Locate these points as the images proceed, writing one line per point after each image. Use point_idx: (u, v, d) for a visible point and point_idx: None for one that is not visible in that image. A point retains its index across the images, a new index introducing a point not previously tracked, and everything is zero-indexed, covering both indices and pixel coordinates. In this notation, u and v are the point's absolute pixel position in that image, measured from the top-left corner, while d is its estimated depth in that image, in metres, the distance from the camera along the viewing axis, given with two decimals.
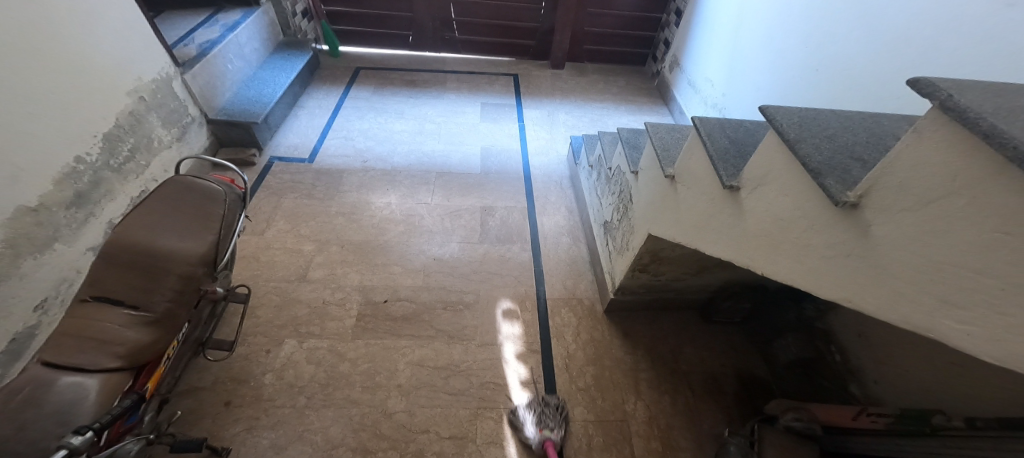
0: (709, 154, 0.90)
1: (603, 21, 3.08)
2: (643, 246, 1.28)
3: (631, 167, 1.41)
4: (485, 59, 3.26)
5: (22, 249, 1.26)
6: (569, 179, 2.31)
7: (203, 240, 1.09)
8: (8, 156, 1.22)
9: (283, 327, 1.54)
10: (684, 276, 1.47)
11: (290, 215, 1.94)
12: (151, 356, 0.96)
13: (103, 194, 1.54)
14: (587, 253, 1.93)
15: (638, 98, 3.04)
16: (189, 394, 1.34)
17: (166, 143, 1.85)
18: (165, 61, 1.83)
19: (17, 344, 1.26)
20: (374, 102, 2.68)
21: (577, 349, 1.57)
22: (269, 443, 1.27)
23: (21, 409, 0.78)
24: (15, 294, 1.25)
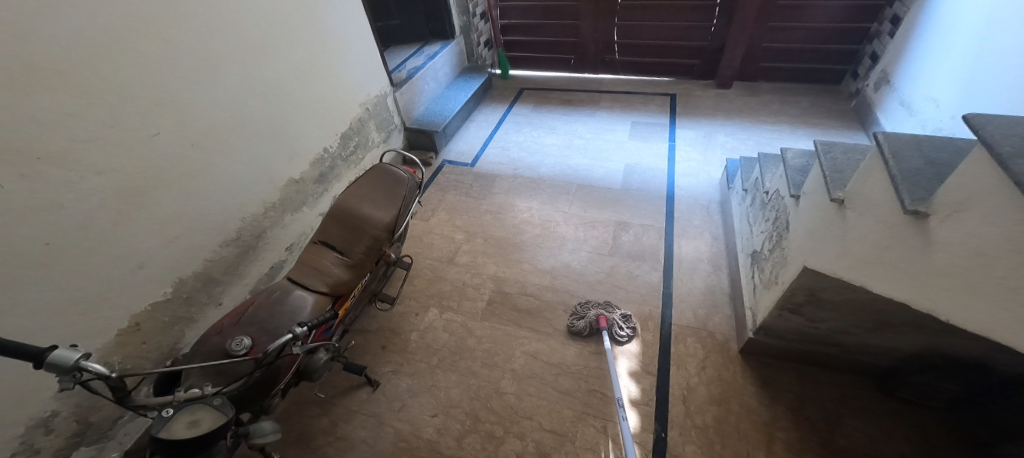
0: (891, 174, 0.75)
1: (788, 35, 2.74)
2: (796, 280, 1.12)
3: (793, 190, 1.24)
4: (642, 79, 3.26)
5: (286, 206, 1.86)
6: (719, 204, 2.12)
7: (388, 212, 1.41)
8: (290, 144, 1.82)
9: (431, 297, 1.85)
10: (855, 328, 1.20)
11: (450, 208, 2.31)
12: (345, 291, 1.28)
13: (335, 176, 2.14)
14: (728, 285, 1.74)
15: (824, 121, 2.58)
16: (361, 332, 1.73)
17: (377, 143, 2.43)
18: (386, 83, 2.42)
19: (274, 270, 1.85)
20: (532, 118, 2.97)
21: (699, 384, 1.44)
22: (406, 387, 1.54)
23: (274, 304, 1.16)
24: (279, 236, 1.84)
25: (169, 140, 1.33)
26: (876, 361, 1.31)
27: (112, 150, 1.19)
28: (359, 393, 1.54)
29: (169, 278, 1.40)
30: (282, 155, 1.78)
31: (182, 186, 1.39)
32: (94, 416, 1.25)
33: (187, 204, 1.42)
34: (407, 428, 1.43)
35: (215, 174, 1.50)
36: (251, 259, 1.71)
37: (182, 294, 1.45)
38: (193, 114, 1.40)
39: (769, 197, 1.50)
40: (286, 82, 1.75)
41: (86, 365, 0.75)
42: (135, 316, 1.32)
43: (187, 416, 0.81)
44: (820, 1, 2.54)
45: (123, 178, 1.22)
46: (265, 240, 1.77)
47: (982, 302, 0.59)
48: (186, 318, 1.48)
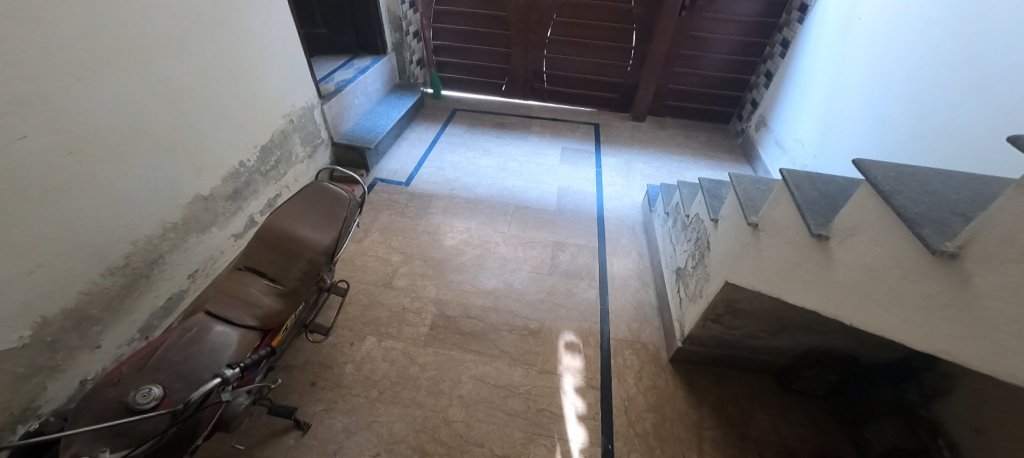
0: (798, 203, 0.94)
1: (688, 80, 3.18)
2: (718, 293, 1.28)
3: (712, 215, 1.44)
4: (568, 108, 3.50)
5: (191, 227, 1.61)
6: (642, 225, 2.34)
7: (327, 234, 1.31)
8: (199, 155, 1.59)
9: (367, 325, 1.72)
10: (761, 333, 1.40)
11: (384, 228, 2.20)
12: (276, 323, 1.16)
13: (251, 193, 1.91)
14: (655, 299, 1.92)
15: (719, 155, 3.02)
16: (285, 369, 1.53)
17: (301, 158, 2.24)
18: (313, 94, 2.26)
19: (172, 301, 1.57)
20: (466, 139, 2.99)
21: (637, 393, 1.54)
22: (342, 427, 1.40)
23: (188, 344, 1.01)
24: (180, 261, 1.57)
25: (38, 146, 1.08)
26: (776, 360, 1.54)
27: None
28: (285, 440, 1.35)
29: (28, 318, 1.11)
30: (188, 167, 1.55)
31: (52, 202, 1.13)
32: None
33: (58, 225, 1.15)
34: None
35: (99, 188, 1.24)
36: (142, 290, 1.44)
37: (45, 337, 1.16)
38: (74, 116, 1.16)
39: (689, 220, 1.70)
40: (197, 86, 1.54)
41: None
42: None
43: None
44: (712, 55, 3.01)
45: None
46: (162, 266, 1.50)
47: (873, 307, 0.74)
48: (50, 367, 1.19)
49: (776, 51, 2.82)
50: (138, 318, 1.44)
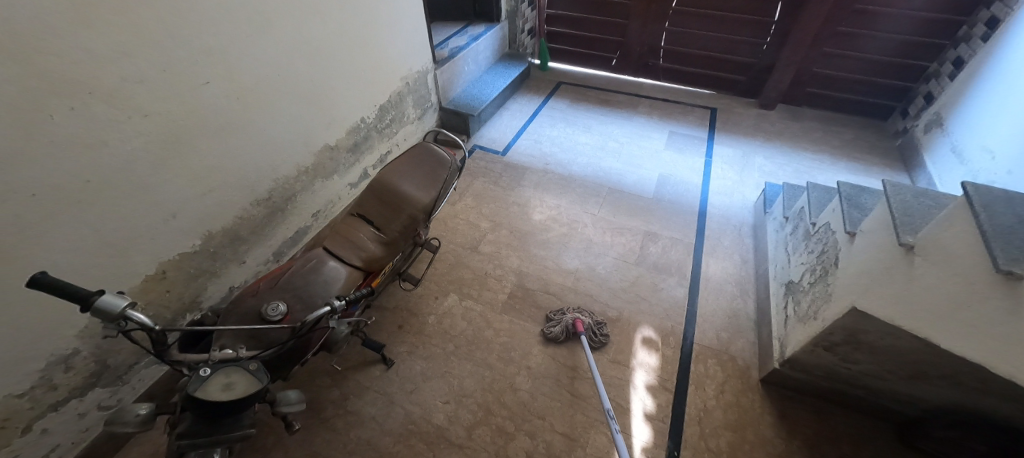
0: (983, 228, 0.75)
1: (841, 64, 2.66)
2: (839, 319, 1.09)
3: (849, 227, 1.21)
4: (683, 89, 3.19)
5: (318, 172, 1.84)
6: (752, 228, 2.08)
7: (428, 194, 1.40)
8: (330, 110, 1.79)
9: (451, 283, 1.83)
10: (889, 376, 1.17)
11: (477, 194, 2.28)
12: (377, 267, 1.29)
13: (368, 147, 2.11)
14: (754, 311, 1.72)
15: (865, 157, 2.52)
16: (380, 309, 1.72)
17: (411, 120, 2.39)
18: (428, 59, 2.37)
19: (298, 234, 1.84)
20: (567, 114, 2.92)
21: (715, 407, 1.42)
22: (420, 370, 1.53)
23: (308, 273, 1.17)
24: (307, 201, 1.82)
25: (216, 91, 1.31)
26: (902, 409, 1.29)
27: (161, 94, 1.16)
28: (373, 370, 1.53)
29: (199, 231, 1.38)
30: (320, 120, 1.75)
31: (222, 139, 1.37)
32: (113, 359, 1.22)
33: (224, 159, 1.40)
34: (418, 411, 1.42)
35: (254, 131, 1.47)
36: (278, 220, 1.70)
37: (208, 248, 1.44)
38: (241, 68, 1.37)
39: (816, 229, 1.46)
40: (335, 46, 1.71)
41: (130, 314, 0.75)
42: (162, 264, 1.30)
43: (223, 377, 0.82)
44: (881, 33, 2.47)
45: (166, 124, 1.19)
46: (294, 203, 1.75)
47: None
48: (210, 272, 1.47)
49: (979, 31, 2.20)
50: (273, 244, 1.71)
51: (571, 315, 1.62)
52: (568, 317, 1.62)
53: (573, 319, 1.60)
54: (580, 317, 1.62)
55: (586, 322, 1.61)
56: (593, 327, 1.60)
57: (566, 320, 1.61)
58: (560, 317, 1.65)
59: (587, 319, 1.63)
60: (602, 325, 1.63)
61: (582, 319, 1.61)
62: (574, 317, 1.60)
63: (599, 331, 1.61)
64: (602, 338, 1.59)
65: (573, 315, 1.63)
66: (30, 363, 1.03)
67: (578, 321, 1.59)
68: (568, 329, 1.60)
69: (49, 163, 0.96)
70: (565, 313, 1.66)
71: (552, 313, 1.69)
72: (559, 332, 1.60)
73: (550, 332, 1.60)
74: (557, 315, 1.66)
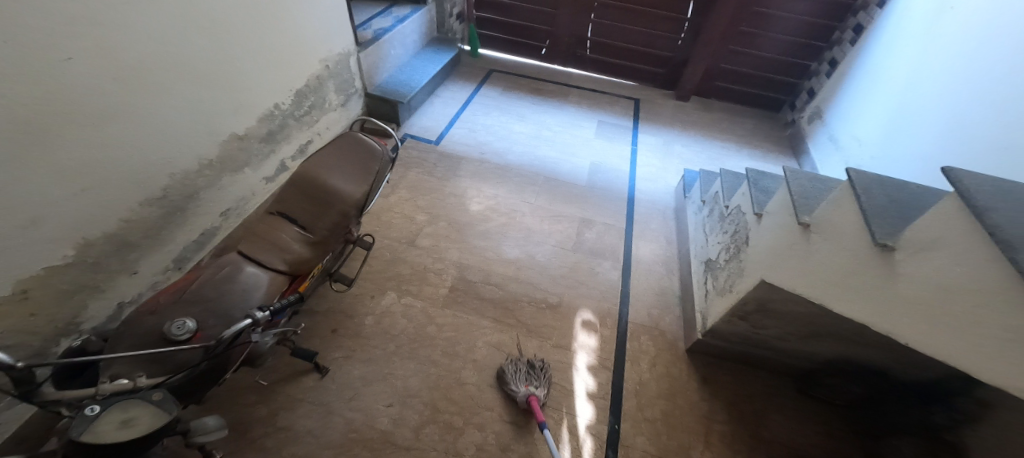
0: (864, 208, 0.88)
1: (743, 61, 2.96)
2: (750, 290, 1.23)
3: (757, 209, 1.36)
4: (609, 80, 3.33)
5: (225, 166, 1.62)
6: (674, 211, 2.26)
7: (360, 187, 1.31)
8: (237, 94, 1.57)
9: (389, 280, 1.74)
10: (789, 337, 1.35)
11: (411, 186, 2.18)
12: (305, 270, 1.18)
13: (284, 137, 1.90)
14: (679, 288, 1.87)
15: (763, 145, 2.86)
16: (309, 314, 1.58)
17: (334, 106, 2.20)
18: (350, 40, 2.19)
19: (205, 237, 1.62)
20: (500, 103, 2.90)
21: (650, 379, 1.54)
22: (359, 375, 1.44)
23: (222, 282, 1.03)
24: (213, 198, 1.60)
25: (83, 70, 1.07)
26: (798, 363, 1.50)
27: (8, 69, 0.92)
28: (305, 380, 1.41)
29: (73, 239, 1.15)
30: (227, 105, 1.54)
31: (100, 127, 1.14)
32: None
33: (101, 151, 1.16)
34: (360, 418, 1.34)
35: (142, 117, 1.25)
36: (177, 222, 1.47)
37: (87, 258, 1.20)
38: (121, 42, 1.14)
39: (729, 211, 1.63)
40: (238, 20, 1.50)
41: None
42: (22, 283, 1.06)
43: (119, 412, 0.69)
44: (774, 34, 2.79)
45: (19, 108, 0.96)
46: (197, 202, 1.53)
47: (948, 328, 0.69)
48: (90, 287, 1.24)
49: (847, 36, 2.58)
50: (172, 250, 1.48)
51: (524, 390, 1.38)
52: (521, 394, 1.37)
53: (527, 396, 1.37)
54: (534, 391, 1.38)
55: (539, 396, 1.38)
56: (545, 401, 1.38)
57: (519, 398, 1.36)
58: (512, 380, 1.42)
59: (540, 389, 1.41)
60: (541, 369, 1.47)
61: (536, 393, 1.38)
62: (527, 396, 1.36)
63: (542, 375, 1.45)
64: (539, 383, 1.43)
65: (526, 388, 1.38)
66: None
67: (532, 401, 1.35)
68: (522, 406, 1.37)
69: None
70: (515, 383, 1.41)
71: (503, 367, 1.47)
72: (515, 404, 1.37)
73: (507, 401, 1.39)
74: (510, 378, 1.42)
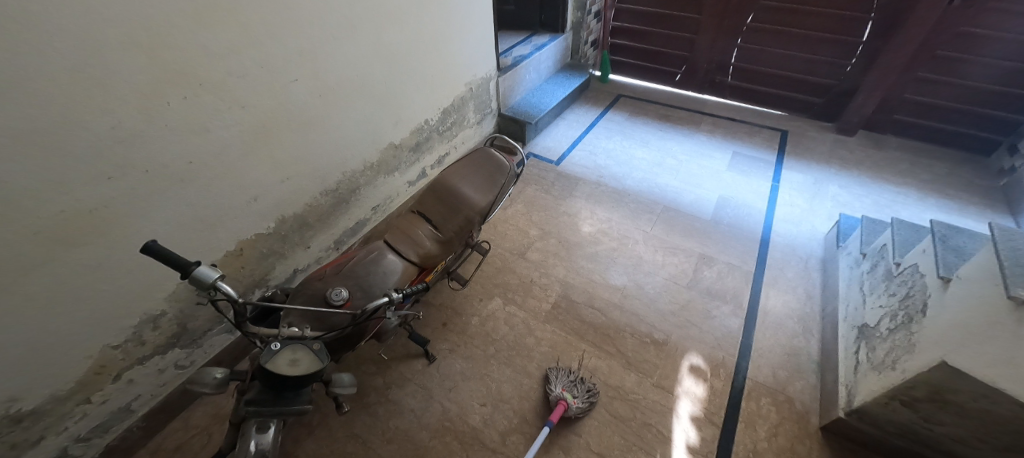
0: None
1: (938, 91, 2.42)
2: (925, 372, 0.98)
3: (943, 272, 1.10)
4: (750, 108, 3.04)
5: (381, 169, 1.94)
6: (821, 261, 1.93)
7: (486, 197, 1.45)
8: (398, 110, 1.88)
9: (497, 287, 1.85)
10: (982, 446, 1.03)
11: (528, 201, 2.29)
12: (431, 264, 1.34)
13: (428, 148, 2.19)
14: (818, 351, 1.59)
15: (960, 195, 2.27)
16: (426, 304, 1.77)
17: (470, 124, 2.46)
18: (492, 66, 2.44)
19: (358, 225, 1.95)
20: (625, 128, 2.87)
21: (767, 450, 1.32)
22: (460, 369, 1.55)
23: (370, 263, 1.24)
24: (369, 195, 1.93)
25: (302, 88, 1.42)
26: None
27: (256, 87, 1.27)
28: (415, 363, 1.57)
29: (274, 214, 1.50)
30: (389, 119, 1.85)
31: (304, 132, 1.49)
32: (191, 324, 1.35)
33: (302, 150, 1.51)
34: (455, 409, 1.44)
35: (331, 126, 1.59)
36: (341, 211, 1.81)
37: (281, 231, 1.56)
38: (327, 68, 1.48)
39: (900, 270, 1.34)
40: (408, 50, 1.80)
41: (219, 285, 0.82)
42: (240, 242, 1.41)
43: (289, 353, 0.87)
44: (990, 59, 2.22)
45: (259, 116, 1.31)
46: (357, 196, 1.86)
47: None
48: (279, 253, 1.58)
49: None
50: (334, 233, 1.82)
51: (558, 392, 1.41)
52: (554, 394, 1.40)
53: (558, 398, 1.40)
54: (568, 398, 1.40)
55: (570, 407, 1.38)
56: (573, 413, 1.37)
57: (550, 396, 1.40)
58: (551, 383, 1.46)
59: (577, 400, 1.41)
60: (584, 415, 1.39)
61: (569, 403, 1.38)
62: (558, 398, 1.38)
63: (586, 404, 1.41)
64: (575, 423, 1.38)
65: (562, 392, 1.41)
66: (127, 318, 1.16)
67: (560, 405, 1.37)
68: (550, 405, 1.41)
69: (163, 143, 1.09)
70: (554, 383, 1.45)
71: (550, 371, 1.51)
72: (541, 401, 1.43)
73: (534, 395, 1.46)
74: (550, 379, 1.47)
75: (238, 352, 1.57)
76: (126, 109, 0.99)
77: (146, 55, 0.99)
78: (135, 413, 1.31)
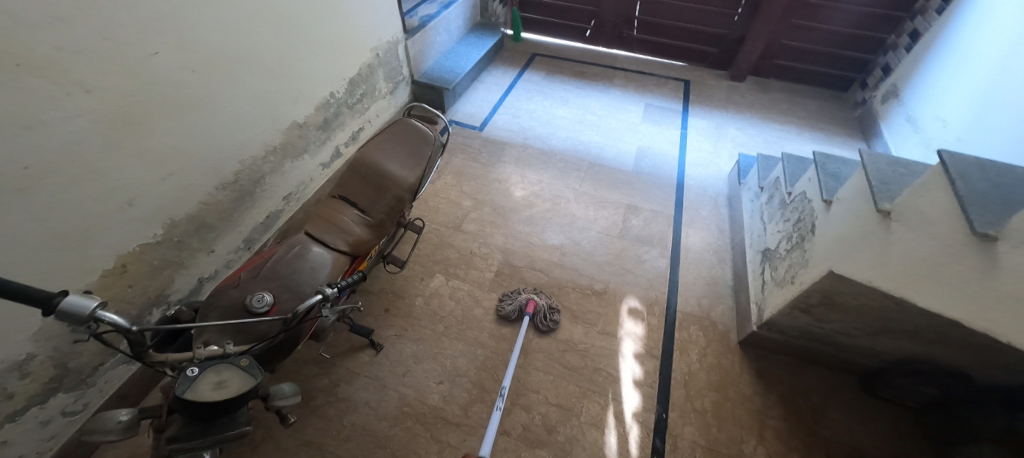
0: (961, 195, 0.82)
1: (807, 36, 2.74)
2: (817, 282, 1.15)
3: (826, 196, 1.28)
4: (657, 61, 3.19)
5: (287, 153, 1.72)
6: (727, 198, 2.16)
7: (413, 172, 1.37)
8: (296, 83, 1.65)
9: (437, 263, 1.79)
10: (857, 332, 1.26)
11: (457, 172, 2.22)
12: (365, 251, 1.24)
13: (338, 124, 1.98)
14: (731, 278, 1.80)
15: (827, 127, 2.65)
16: (364, 293, 1.66)
17: (383, 94, 2.27)
18: (398, 29, 2.23)
19: (270, 219, 1.73)
20: (544, 87, 2.86)
21: (699, 370, 1.50)
22: (411, 353, 1.51)
23: (293, 260, 1.11)
24: (277, 184, 1.71)
25: (167, 63, 1.17)
26: (865, 362, 1.40)
27: (103, 65, 1.02)
28: (361, 356, 1.49)
29: (161, 219, 1.26)
30: (288, 95, 1.63)
31: (181, 117, 1.25)
32: (74, 362, 1.12)
33: (183, 139, 1.27)
34: (412, 393, 1.41)
35: (215, 107, 1.35)
36: (246, 205, 1.59)
37: (174, 237, 1.32)
38: (197, 37, 1.23)
39: (792, 198, 1.54)
40: (297, 13, 1.57)
41: (100, 315, 0.67)
42: (120, 258, 1.17)
43: (213, 375, 0.76)
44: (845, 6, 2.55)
45: (114, 101, 1.06)
46: (263, 186, 1.64)
47: None
48: (176, 263, 1.35)
49: (934, 4, 2.31)
50: (242, 231, 1.60)
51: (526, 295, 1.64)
52: (523, 296, 1.63)
53: (528, 299, 1.62)
54: (535, 297, 1.63)
55: (539, 302, 1.61)
56: (545, 309, 1.60)
57: (520, 300, 1.62)
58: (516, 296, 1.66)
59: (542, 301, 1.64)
60: (554, 311, 1.62)
61: (536, 299, 1.62)
62: (527, 298, 1.61)
63: (551, 313, 1.62)
64: (551, 323, 1.59)
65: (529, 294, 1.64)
66: None
67: (531, 302, 1.60)
68: (522, 308, 1.62)
69: None
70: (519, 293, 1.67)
71: (507, 293, 1.69)
72: (511, 310, 1.61)
73: (501, 310, 1.61)
74: (512, 294, 1.67)
75: (145, 382, 1.35)
76: None
77: None
78: None
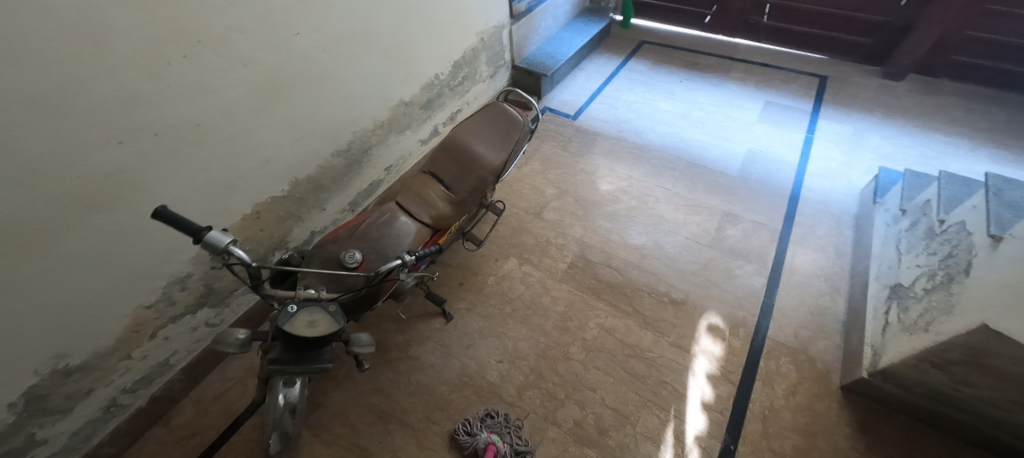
0: None
1: (1008, 25, 2.14)
2: (965, 334, 0.93)
3: (997, 230, 1.01)
4: (787, 52, 2.78)
5: (393, 128, 1.89)
6: (855, 219, 1.83)
7: (499, 156, 1.40)
8: (406, 64, 1.79)
9: (513, 247, 1.83)
10: (1015, 407, 0.99)
11: (544, 159, 2.22)
12: (445, 226, 1.32)
13: (439, 104, 2.11)
14: (844, 312, 1.54)
15: (1020, 144, 2.07)
16: (442, 265, 1.78)
17: (483, 78, 2.35)
18: (505, 13, 2.27)
19: (373, 187, 1.93)
20: (647, 78, 2.69)
21: (784, 408, 1.32)
22: (477, 328, 1.58)
23: (384, 225, 1.23)
24: (381, 155, 1.89)
25: (305, 42, 1.35)
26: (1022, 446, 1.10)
27: (258, 43, 1.21)
28: (432, 322, 1.61)
29: (288, 176, 1.49)
30: (398, 74, 1.77)
31: (311, 89, 1.44)
32: (217, 284, 1.40)
33: (310, 109, 1.47)
34: (473, 366, 1.48)
35: (338, 82, 1.52)
36: (355, 172, 1.79)
37: (296, 193, 1.55)
38: (331, 20, 1.40)
39: (945, 228, 1.24)
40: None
41: (231, 249, 0.82)
42: (256, 205, 1.42)
43: (307, 315, 0.87)
44: None
45: (263, 73, 1.26)
46: (370, 157, 1.83)
47: None
48: (296, 215, 1.59)
49: None
50: (349, 195, 1.81)
51: (485, 435, 1.26)
52: (481, 439, 1.25)
53: (486, 443, 1.24)
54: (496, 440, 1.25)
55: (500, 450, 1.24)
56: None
57: (476, 445, 1.24)
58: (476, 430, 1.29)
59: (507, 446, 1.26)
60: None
61: (497, 445, 1.24)
62: (486, 445, 1.23)
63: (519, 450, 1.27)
64: None
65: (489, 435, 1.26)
66: (155, 279, 1.20)
67: (489, 452, 1.22)
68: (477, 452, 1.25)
69: (170, 105, 1.06)
70: (478, 428, 1.29)
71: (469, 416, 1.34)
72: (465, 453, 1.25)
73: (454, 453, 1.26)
74: (472, 427, 1.29)
75: (265, 310, 1.63)
76: (128, 68, 0.95)
77: (142, 9, 0.93)
78: (174, 367, 1.40)
